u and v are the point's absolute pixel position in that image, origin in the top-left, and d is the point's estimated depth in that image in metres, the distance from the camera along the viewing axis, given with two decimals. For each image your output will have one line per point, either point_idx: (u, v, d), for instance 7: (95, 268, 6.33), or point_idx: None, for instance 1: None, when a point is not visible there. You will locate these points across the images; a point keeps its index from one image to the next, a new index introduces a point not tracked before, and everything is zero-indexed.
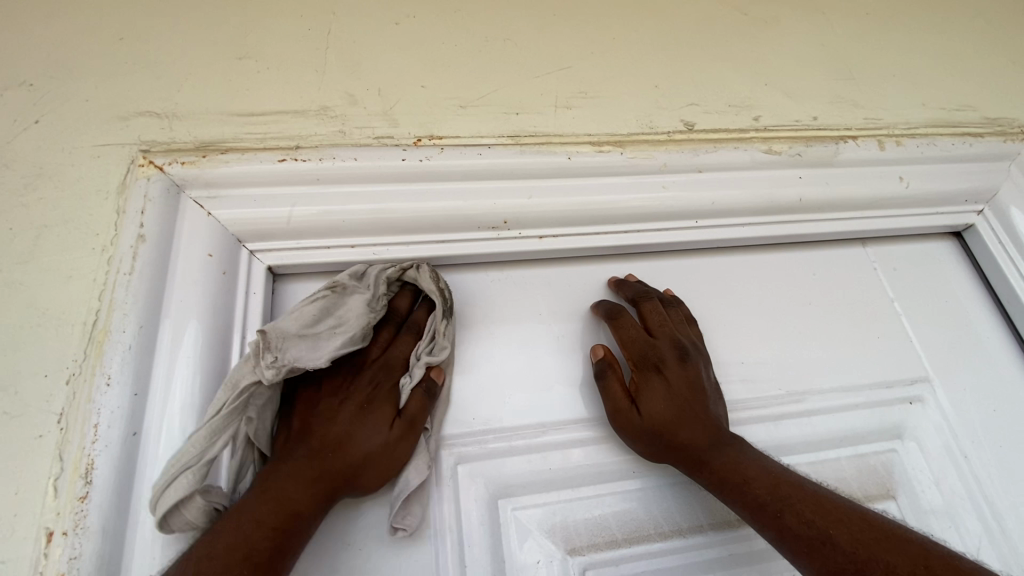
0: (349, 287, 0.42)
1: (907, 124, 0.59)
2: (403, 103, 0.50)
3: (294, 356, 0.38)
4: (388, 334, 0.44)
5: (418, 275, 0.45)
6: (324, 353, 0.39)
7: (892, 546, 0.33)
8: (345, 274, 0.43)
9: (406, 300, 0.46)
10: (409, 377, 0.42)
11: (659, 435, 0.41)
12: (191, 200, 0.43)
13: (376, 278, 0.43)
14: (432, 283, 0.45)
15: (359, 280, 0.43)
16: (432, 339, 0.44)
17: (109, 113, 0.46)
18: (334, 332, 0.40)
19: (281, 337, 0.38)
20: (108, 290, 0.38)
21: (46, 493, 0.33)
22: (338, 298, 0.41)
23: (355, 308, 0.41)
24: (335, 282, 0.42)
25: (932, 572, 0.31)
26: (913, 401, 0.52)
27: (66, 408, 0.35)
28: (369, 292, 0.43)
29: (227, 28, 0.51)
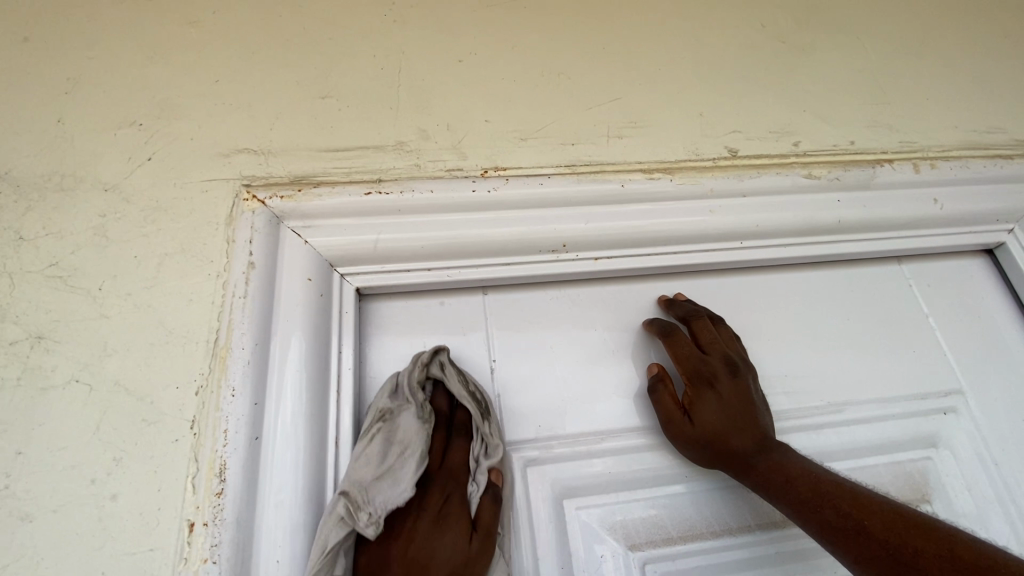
0: (394, 411, 0.43)
1: (941, 147, 0.62)
2: (470, 137, 0.55)
3: (381, 502, 0.39)
4: (442, 441, 0.44)
5: (446, 374, 0.46)
6: (404, 485, 0.39)
7: (921, 532, 0.36)
8: (385, 399, 0.44)
9: (444, 399, 0.47)
10: (474, 485, 0.43)
11: (710, 443, 0.45)
12: (289, 229, 0.49)
13: (408, 386, 0.45)
14: (462, 385, 0.46)
15: (396, 397, 0.44)
16: (481, 441, 0.45)
17: (213, 151, 0.52)
18: (405, 457, 0.41)
19: (362, 492, 0.38)
20: (226, 312, 0.44)
21: (185, 489, 0.38)
22: (390, 425, 0.42)
23: (410, 426, 0.42)
24: (381, 411, 0.43)
25: (958, 556, 0.34)
26: (947, 411, 0.55)
27: (197, 415, 0.40)
28: (414, 406, 0.43)
29: (311, 71, 0.57)
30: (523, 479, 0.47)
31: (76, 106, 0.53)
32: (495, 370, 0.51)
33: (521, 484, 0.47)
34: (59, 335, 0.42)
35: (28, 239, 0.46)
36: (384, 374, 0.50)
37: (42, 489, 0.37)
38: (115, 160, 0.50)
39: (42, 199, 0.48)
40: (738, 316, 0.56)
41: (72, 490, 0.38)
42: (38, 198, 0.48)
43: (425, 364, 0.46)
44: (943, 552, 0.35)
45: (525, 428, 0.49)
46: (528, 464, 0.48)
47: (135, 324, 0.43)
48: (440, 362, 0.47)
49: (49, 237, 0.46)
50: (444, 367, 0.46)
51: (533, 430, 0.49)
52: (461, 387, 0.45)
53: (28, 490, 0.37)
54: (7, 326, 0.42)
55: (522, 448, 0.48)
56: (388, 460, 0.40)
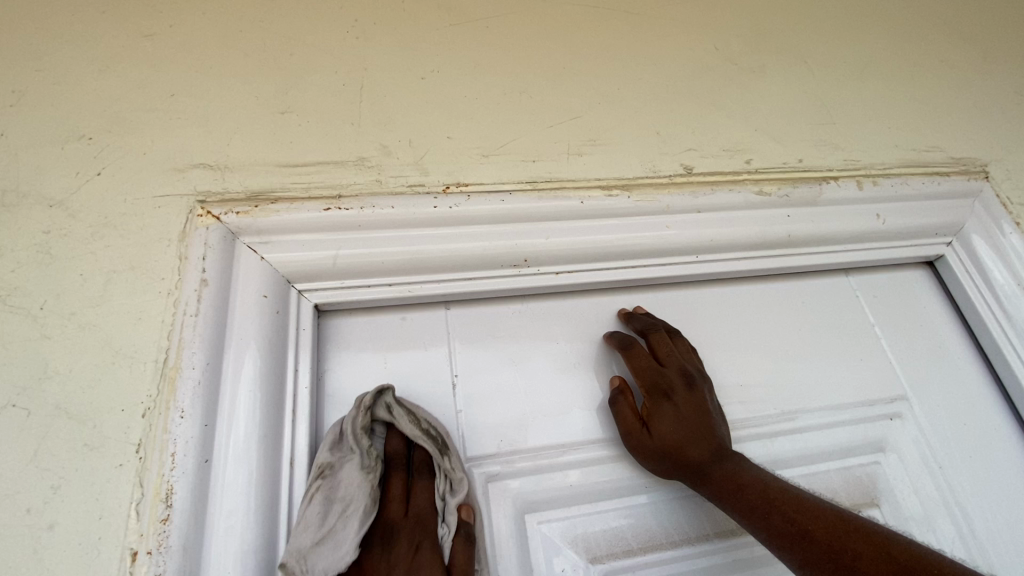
0: (335, 463, 0.43)
1: (883, 165, 0.65)
2: (431, 153, 0.56)
3: (321, 566, 0.39)
4: (401, 482, 0.44)
5: (395, 416, 0.45)
6: (343, 547, 0.39)
7: (860, 537, 0.37)
8: (326, 451, 0.43)
9: (398, 440, 0.46)
10: (445, 526, 0.43)
11: (668, 454, 0.45)
12: (245, 244, 0.48)
13: (352, 434, 0.43)
14: (414, 426, 0.45)
15: (340, 448, 0.43)
16: (445, 477, 0.44)
17: (167, 166, 0.51)
18: (347, 518, 0.40)
19: (300, 560, 0.39)
20: (176, 331, 0.43)
21: (128, 516, 0.37)
22: (331, 482, 0.42)
23: (352, 479, 0.42)
24: (319, 467, 0.42)
25: (893, 560, 0.36)
26: (893, 417, 0.57)
27: (143, 439, 0.39)
28: (356, 456, 0.43)
29: (271, 86, 0.57)
30: (484, 495, 0.47)
31: (21, 118, 0.52)
32: (456, 387, 0.51)
33: (483, 499, 0.47)
34: None
35: None
36: (343, 391, 0.49)
37: None
38: (61, 175, 0.49)
39: None
40: (696, 328, 0.57)
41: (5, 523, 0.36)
42: None
43: (369, 407, 0.44)
44: (880, 557, 0.36)
45: (486, 443, 0.49)
46: (489, 479, 0.48)
47: (78, 344, 0.41)
48: (386, 404, 0.45)
49: None
50: (390, 409, 0.45)
51: (495, 444, 0.49)
52: (412, 428, 0.45)
53: None
54: None
55: (483, 463, 0.48)
56: (328, 522, 0.40)
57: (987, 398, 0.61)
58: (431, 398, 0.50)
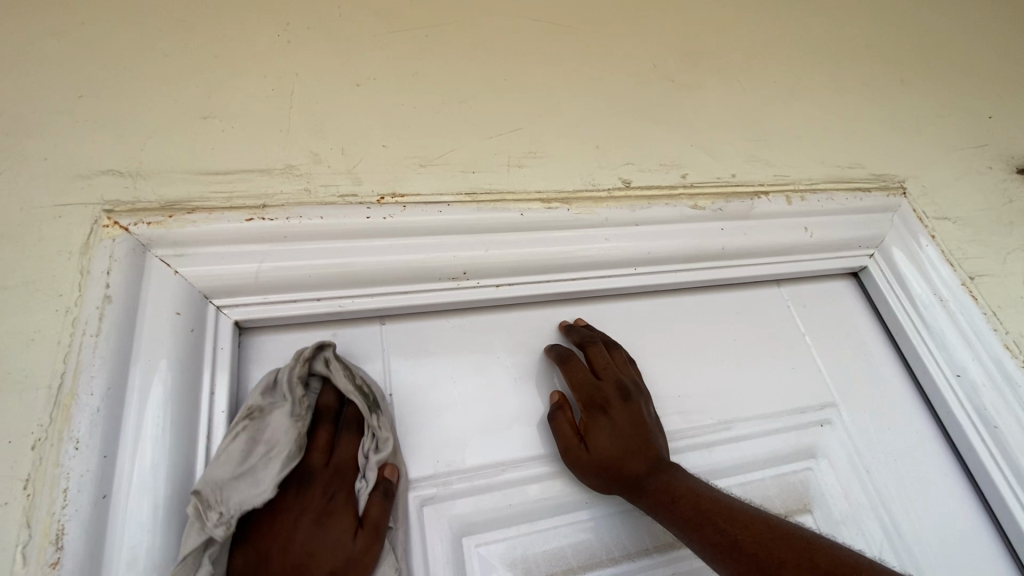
0: (265, 409, 0.41)
1: (811, 180, 0.68)
2: (365, 163, 0.54)
3: (236, 502, 0.37)
4: (328, 435, 0.42)
5: (330, 369, 0.44)
6: (264, 484, 0.38)
7: (785, 543, 0.38)
8: (257, 395, 0.42)
9: (331, 396, 0.44)
10: (363, 481, 0.41)
11: (605, 469, 0.45)
12: (157, 258, 0.44)
13: (286, 383, 0.43)
14: (348, 380, 0.44)
15: (273, 395, 0.42)
16: (372, 435, 0.43)
17: (71, 172, 0.47)
18: (270, 457, 0.39)
19: (215, 490, 0.37)
20: (75, 353, 0.39)
21: (13, 562, 0.33)
22: (258, 423, 0.40)
23: (280, 423, 0.41)
24: (250, 407, 0.41)
25: (815, 564, 0.36)
26: (823, 423, 0.59)
27: (32, 473, 0.35)
28: (286, 402, 0.42)
29: (193, 89, 0.54)
30: (419, 520, 0.45)
31: None
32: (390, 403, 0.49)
33: (417, 523, 0.45)
34: None
35: None
36: None
37: None
38: None
39: None
40: (636, 340, 0.58)
41: None
42: None
43: (307, 360, 0.44)
44: (803, 561, 0.36)
45: (421, 464, 0.47)
46: (424, 502, 0.46)
47: None
48: (324, 359, 0.45)
49: None
50: (328, 363, 0.45)
51: (430, 465, 0.47)
52: (347, 381, 0.44)
53: None
54: None
55: (418, 485, 0.46)
56: (250, 460, 0.38)
57: (908, 402, 0.64)
58: None
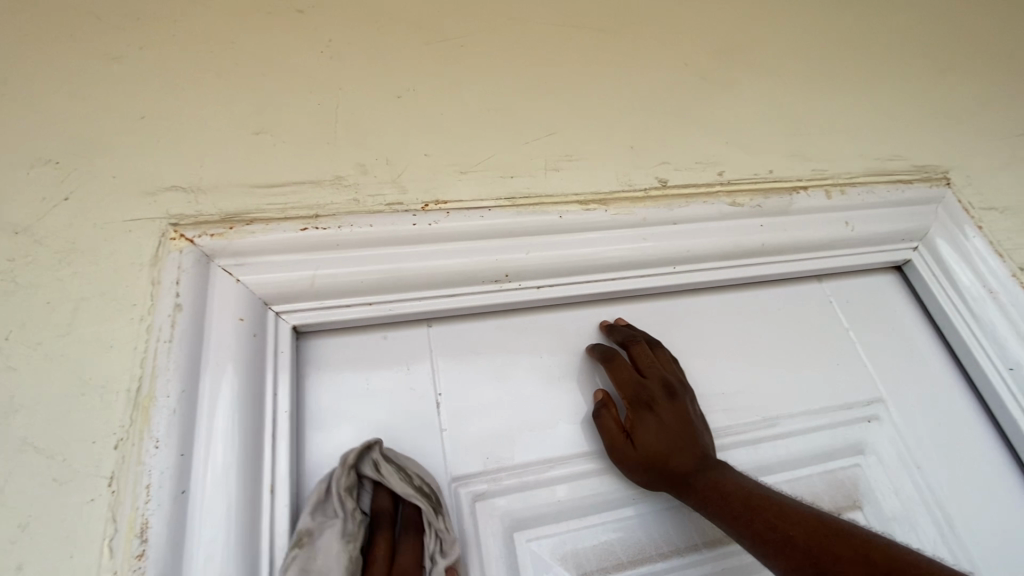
0: (315, 530, 0.40)
1: (849, 174, 0.67)
2: (409, 171, 0.56)
3: None
4: (388, 541, 0.42)
5: (382, 473, 0.43)
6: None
7: (839, 538, 0.37)
8: (306, 515, 0.40)
9: (386, 497, 0.44)
10: None
11: (653, 466, 0.46)
12: (221, 267, 0.47)
13: (337, 496, 0.42)
14: (404, 483, 0.43)
15: (324, 514, 0.41)
16: (434, 536, 0.42)
17: (138, 189, 0.50)
18: None
19: None
20: (150, 358, 0.41)
21: (101, 553, 0.35)
22: (309, 549, 0.39)
23: (331, 558, 0.39)
24: (298, 534, 0.40)
25: (872, 561, 0.35)
26: (871, 419, 0.58)
27: (115, 471, 0.38)
28: (338, 524, 0.40)
29: (245, 106, 0.57)
30: (472, 515, 0.46)
31: None
32: (440, 404, 0.50)
33: (471, 519, 0.46)
34: None
35: None
36: (326, 414, 0.48)
37: None
38: (26, 201, 0.48)
39: None
40: (676, 338, 0.58)
41: None
42: None
43: (353, 464, 0.43)
44: (859, 556, 0.35)
45: (472, 461, 0.48)
46: (476, 498, 0.47)
47: (45, 376, 0.40)
48: (371, 461, 0.44)
49: None
50: (378, 466, 0.43)
51: (481, 462, 0.48)
52: (403, 487, 0.42)
53: None
54: None
55: (470, 482, 0.47)
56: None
57: (959, 397, 0.63)
58: (414, 416, 0.49)
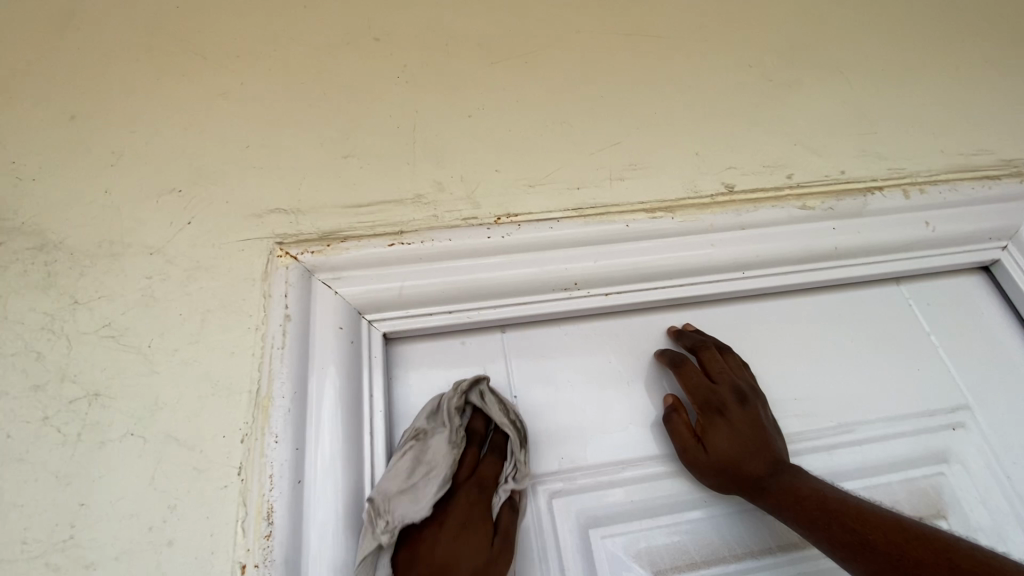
0: (429, 430, 0.46)
1: (929, 171, 0.65)
2: (482, 186, 0.59)
3: (400, 514, 0.42)
4: (474, 456, 0.47)
5: (486, 403, 0.49)
6: (423, 502, 0.43)
7: (920, 543, 0.38)
8: (423, 419, 0.47)
9: (480, 421, 0.49)
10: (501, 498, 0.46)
11: (725, 469, 0.47)
12: (321, 281, 0.52)
13: (448, 411, 0.47)
14: (503, 414, 0.48)
15: (434, 418, 0.47)
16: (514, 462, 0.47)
17: (247, 212, 0.56)
18: (429, 478, 0.44)
19: (384, 501, 0.42)
20: (266, 363, 0.47)
21: (235, 532, 0.41)
22: (422, 445, 0.46)
23: (439, 450, 0.45)
24: (417, 430, 0.46)
25: (954, 563, 0.36)
26: (955, 426, 0.56)
27: (243, 461, 0.43)
28: (447, 429, 0.46)
29: (334, 132, 0.62)
30: (549, 511, 0.49)
31: (121, 176, 0.58)
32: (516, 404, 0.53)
33: (548, 514, 0.49)
34: (113, 392, 0.46)
35: (82, 303, 0.50)
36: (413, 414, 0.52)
37: (104, 536, 0.40)
38: (158, 225, 0.55)
39: (93, 265, 0.52)
40: (745, 342, 0.58)
41: (132, 537, 0.40)
42: (89, 264, 0.52)
43: (464, 391, 0.49)
44: (941, 561, 0.36)
45: (548, 460, 0.51)
46: (553, 495, 0.50)
47: (182, 379, 0.46)
48: (479, 391, 0.49)
49: (102, 300, 0.50)
50: (483, 396, 0.49)
51: (557, 461, 0.51)
52: (501, 416, 0.48)
53: (91, 539, 0.40)
54: (66, 385, 0.46)
55: (547, 479, 0.50)
56: (414, 477, 0.44)
57: None
58: None
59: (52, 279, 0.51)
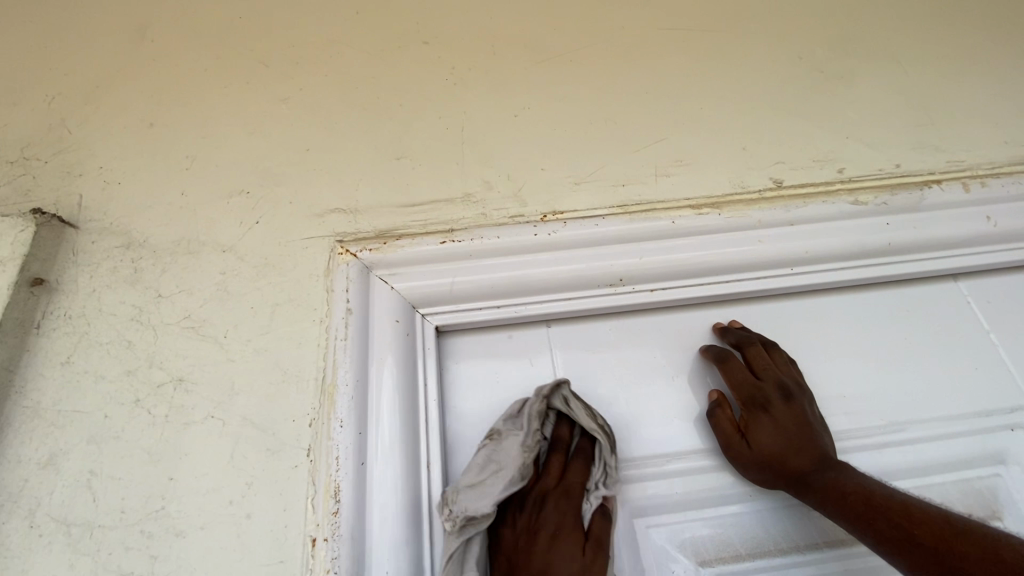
0: (505, 433, 0.48)
1: (991, 163, 0.63)
2: (529, 185, 0.61)
3: (462, 507, 0.44)
4: (561, 463, 0.49)
5: (571, 407, 0.50)
6: (489, 498, 0.44)
7: (967, 538, 0.38)
8: (502, 422, 0.49)
9: (566, 428, 0.51)
10: (588, 504, 0.48)
11: (769, 465, 0.47)
12: (378, 277, 0.55)
13: (529, 414, 0.49)
14: (591, 418, 0.49)
15: (514, 422, 0.49)
16: (603, 468, 0.49)
17: (309, 212, 0.60)
18: (497, 477, 0.45)
19: (455, 494, 0.45)
20: (331, 353, 0.51)
21: (306, 508, 0.44)
22: (496, 444, 0.48)
23: (511, 450, 0.47)
24: (494, 432, 0.49)
25: (1004, 561, 0.35)
26: (1016, 427, 0.55)
27: (312, 443, 0.47)
28: (521, 432, 0.48)
29: (388, 134, 0.65)
30: None
31: (195, 178, 0.63)
32: None
33: None
34: (194, 378, 0.50)
35: (165, 296, 0.55)
36: (465, 404, 0.55)
37: (190, 508, 0.44)
38: (229, 225, 0.59)
39: (174, 262, 0.57)
40: (793, 339, 0.58)
41: (214, 509, 0.44)
42: (171, 260, 0.57)
43: (547, 396, 0.50)
44: (987, 555, 0.36)
45: None
46: None
47: (255, 367, 0.50)
48: (562, 396, 0.51)
49: (182, 294, 0.55)
50: (567, 401, 0.50)
51: None
52: (590, 422, 0.49)
53: (179, 510, 0.44)
54: (154, 371, 0.51)
55: None
56: (484, 476, 0.46)
57: None
58: None
59: (139, 274, 0.56)
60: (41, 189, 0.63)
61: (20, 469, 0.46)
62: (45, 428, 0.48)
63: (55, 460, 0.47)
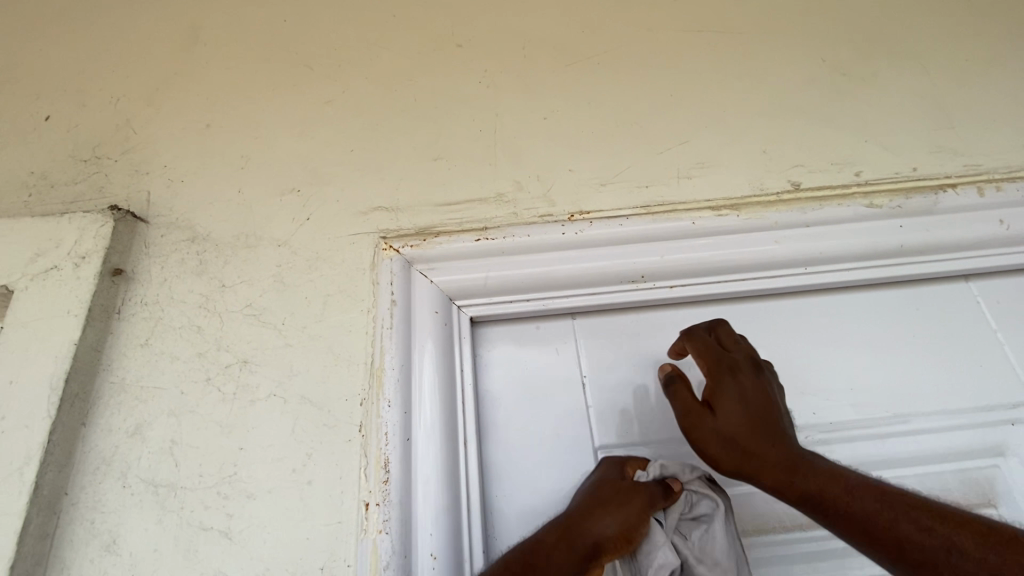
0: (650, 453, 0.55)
1: (1008, 168, 0.65)
2: (557, 185, 0.65)
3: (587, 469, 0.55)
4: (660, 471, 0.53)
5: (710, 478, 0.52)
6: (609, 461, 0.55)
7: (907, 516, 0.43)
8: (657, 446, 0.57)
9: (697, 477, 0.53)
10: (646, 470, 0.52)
11: (734, 440, 0.48)
12: (419, 271, 0.61)
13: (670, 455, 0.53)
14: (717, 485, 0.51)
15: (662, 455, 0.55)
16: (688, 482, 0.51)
17: (355, 209, 0.65)
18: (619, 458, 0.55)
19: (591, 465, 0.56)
20: (377, 340, 0.56)
21: (359, 477, 0.50)
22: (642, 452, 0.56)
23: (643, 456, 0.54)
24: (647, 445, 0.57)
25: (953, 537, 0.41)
26: (1016, 421, 0.58)
27: (363, 421, 0.53)
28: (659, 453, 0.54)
29: (426, 135, 0.70)
30: None
31: (250, 177, 0.68)
32: (586, 384, 0.60)
33: None
34: (257, 360, 0.56)
35: (228, 286, 0.61)
36: (496, 388, 0.60)
37: (259, 475, 0.51)
38: (282, 221, 0.65)
39: (234, 255, 0.63)
40: (805, 334, 0.62)
41: (281, 476, 0.51)
42: (231, 254, 0.63)
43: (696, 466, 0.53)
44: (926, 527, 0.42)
45: (614, 432, 0.58)
46: None
47: (311, 351, 0.56)
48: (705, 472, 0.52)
49: (243, 285, 0.61)
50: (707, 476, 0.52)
51: (621, 434, 0.58)
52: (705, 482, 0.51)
53: (250, 476, 0.51)
54: (222, 353, 0.57)
55: (612, 449, 0.57)
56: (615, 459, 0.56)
57: None
58: (564, 394, 0.60)
59: (204, 266, 0.62)
60: (113, 187, 0.69)
61: (112, 437, 0.53)
62: (131, 401, 0.55)
63: (141, 430, 0.53)
